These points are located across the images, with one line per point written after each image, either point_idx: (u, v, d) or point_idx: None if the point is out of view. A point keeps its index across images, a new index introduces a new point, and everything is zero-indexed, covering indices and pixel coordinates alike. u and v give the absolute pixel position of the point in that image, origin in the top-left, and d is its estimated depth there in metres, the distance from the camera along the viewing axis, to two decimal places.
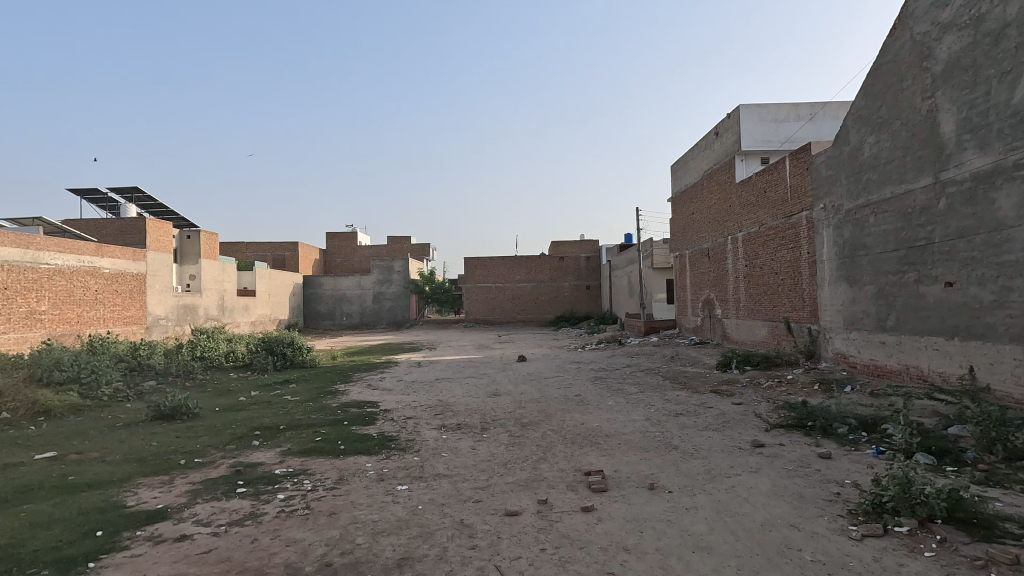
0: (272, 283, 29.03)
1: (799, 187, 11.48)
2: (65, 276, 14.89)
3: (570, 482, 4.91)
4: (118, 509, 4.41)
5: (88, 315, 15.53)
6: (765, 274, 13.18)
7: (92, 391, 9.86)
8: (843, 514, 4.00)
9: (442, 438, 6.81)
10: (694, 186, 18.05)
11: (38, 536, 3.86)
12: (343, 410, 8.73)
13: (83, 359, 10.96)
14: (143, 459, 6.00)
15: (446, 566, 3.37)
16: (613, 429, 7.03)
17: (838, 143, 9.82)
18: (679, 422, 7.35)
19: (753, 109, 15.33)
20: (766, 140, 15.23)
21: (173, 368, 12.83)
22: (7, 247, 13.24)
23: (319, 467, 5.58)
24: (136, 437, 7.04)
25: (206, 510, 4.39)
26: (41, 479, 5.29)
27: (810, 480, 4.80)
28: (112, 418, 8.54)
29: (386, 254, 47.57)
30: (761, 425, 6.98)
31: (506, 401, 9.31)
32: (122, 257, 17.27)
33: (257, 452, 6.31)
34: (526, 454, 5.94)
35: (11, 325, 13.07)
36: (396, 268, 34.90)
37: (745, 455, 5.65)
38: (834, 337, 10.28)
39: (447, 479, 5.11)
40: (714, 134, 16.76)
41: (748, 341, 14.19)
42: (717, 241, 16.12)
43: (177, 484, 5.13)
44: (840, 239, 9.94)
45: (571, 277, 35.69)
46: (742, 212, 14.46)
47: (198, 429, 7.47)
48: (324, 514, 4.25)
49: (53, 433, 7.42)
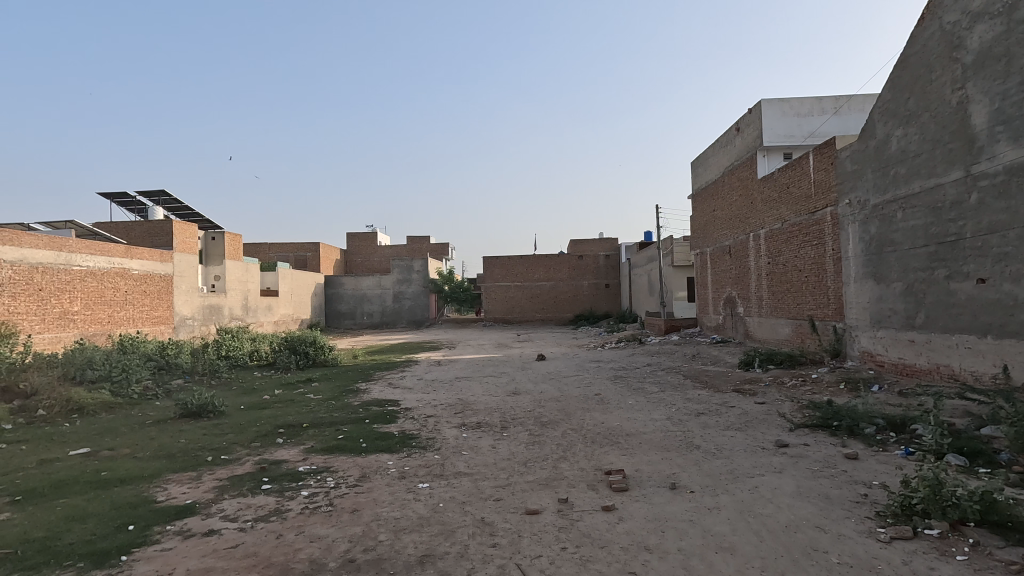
0: (294, 283, 29.47)
1: (823, 183, 11.26)
2: (97, 277, 15.32)
3: (590, 482, 4.88)
4: (149, 505, 4.53)
5: (119, 315, 15.99)
6: (789, 271, 12.93)
7: (123, 390, 10.16)
8: (871, 515, 3.92)
9: (462, 436, 6.82)
10: (714, 183, 17.81)
11: (73, 530, 3.98)
12: (365, 409, 8.82)
13: (114, 359, 11.22)
14: (171, 456, 6.15)
15: (468, 564, 3.38)
16: (634, 428, 6.97)
17: (864, 137, 9.59)
18: (701, 421, 7.26)
19: (774, 103, 15.10)
20: (789, 135, 15.00)
21: (199, 367, 13.09)
22: (41, 250, 13.63)
23: (342, 464, 5.65)
24: (163, 435, 7.19)
25: (233, 506, 4.48)
26: (75, 474, 5.46)
27: (836, 481, 4.71)
28: (141, 415, 8.77)
29: (406, 254, 47.92)
30: (785, 424, 6.87)
31: (525, 400, 9.31)
32: (151, 258, 17.73)
33: (281, 449, 6.42)
34: (546, 454, 5.92)
35: (46, 325, 13.50)
36: (416, 268, 35.08)
37: (769, 455, 5.57)
38: (860, 336, 10.06)
39: (468, 477, 5.13)
40: (735, 129, 16.52)
41: (771, 340, 13.94)
42: (739, 238, 15.91)
43: (205, 479, 5.25)
44: (866, 236, 9.71)
45: (590, 276, 35.60)
46: (765, 208, 14.20)
47: (223, 427, 7.61)
48: (347, 511, 4.30)
49: (86, 430, 7.66)
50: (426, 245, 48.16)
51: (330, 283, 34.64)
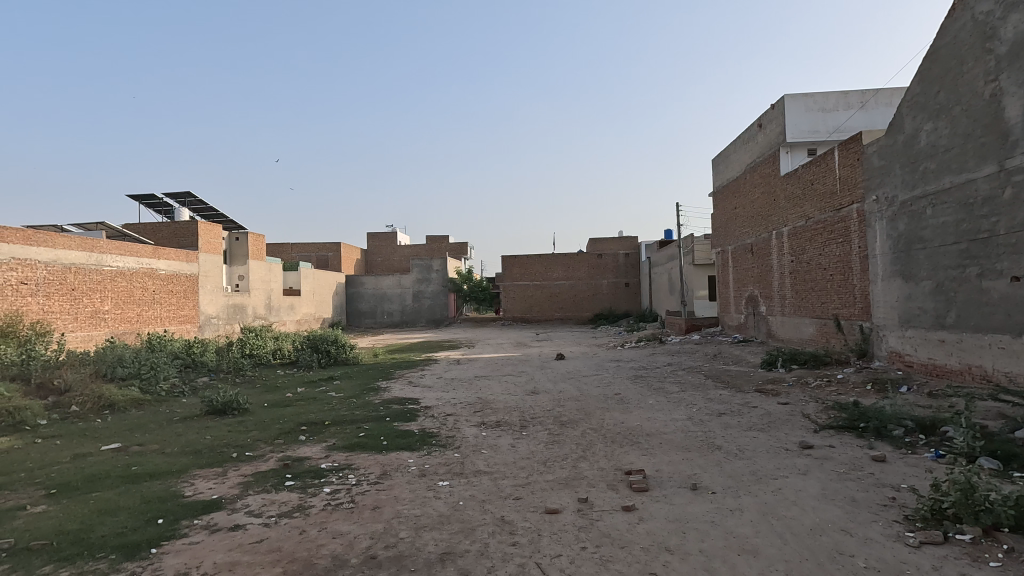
0: (316, 283, 29.91)
1: (849, 179, 11.02)
2: (126, 277, 15.73)
3: (610, 482, 4.86)
4: (177, 499, 4.65)
5: (147, 315, 16.40)
6: (813, 269, 12.69)
7: (151, 387, 10.43)
8: (899, 519, 3.83)
9: (481, 435, 6.85)
10: (736, 180, 17.58)
11: (106, 522, 4.10)
12: (385, 406, 8.93)
13: (143, 356, 11.53)
14: (198, 452, 6.29)
15: (488, 562, 3.39)
16: (654, 428, 6.91)
17: (892, 132, 9.36)
18: (723, 421, 7.19)
19: (798, 98, 14.82)
20: (813, 130, 14.72)
21: (224, 365, 13.36)
22: (73, 251, 14.04)
23: (363, 462, 5.71)
24: (189, 432, 7.34)
25: (257, 502, 4.56)
26: (107, 469, 5.62)
27: (863, 483, 4.61)
28: (169, 411, 9.00)
29: (425, 253, 48.24)
30: (810, 426, 6.74)
31: (544, 399, 9.29)
32: (178, 259, 18.15)
33: (303, 446, 6.52)
34: (566, 453, 5.91)
35: (78, 324, 13.92)
36: (435, 267, 35.28)
37: (793, 457, 5.48)
38: (888, 335, 9.83)
39: (487, 476, 5.14)
40: (757, 126, 16.24)
41: (795, 339, 13.71)
42: (761, 236, 15.66)
43: (230, 475, 5.36)
44: (894, 233, 9.48)
45: (610, 274, 35.41)
46: (788, 205, 13.95)
47: (247, 424, 7.74)
48: (368, 508, 4.35)
49: (117, 425, 7.89)
50: (445, 245, 48.27)
51: (351, 282, 35.02)
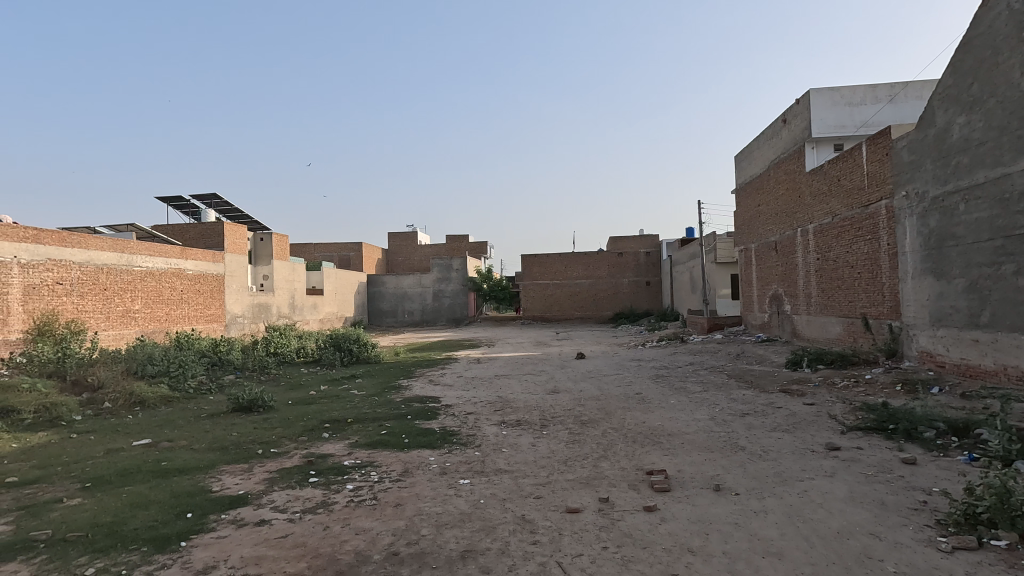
0: (339, 282, 30.29)
1: (877, 174, 10.76)
2: (156, 277, 16.14)
3: (631, 482, 4.83)
4: (205, 494, 4.76)
5: (175, 314, 16.82)
6: (840, 267, 12.42)
7: (180, 384, 10.69)
8: (931, 524, 3.73)
9: (502, 433, 6.86)
10: (759, 176, 17.28)
11: (137, 515, 4.22)
12: (407, 405, 9.01)
13: (171, 355, 11.82)
14: (224, 448, 6.43)
15: (509, 561, 3.40)
16: (676, 428, 6.85)
17: (923, 125, 9.11)
18: (747, 422, 7.08)
19: (824, 92, 14.52)
20: (840, 125, 14.40)
21: (249, 363, 13.63)
22: (105, 252, 14.44)
23: (385, 459, 5.77)
24: (216, 429, 7.51)
25: (282, 498, 4.65)
26: (138, 463, 5.79)
27: (892, 486, 4.50)
28: (197, 408, 9.21)
29: (446, 253, 48.53)
30: (837, 427, 6.60)
31: (564, 398, 9.27)
32: (205, 259, 18.56)
33: (327, 443, 6.61)
34: (587, 452, 5.89)
35: (110, 323, 14.34)
36: (455, 267, 35.45)
37: (819, 458, 5.37)
38: (918, 335, 9.57)
39: (508, 475, 5.16)
40: (781, 121, 15.94)
41: (821, 339, 13.43)
42: (786, 234, 15.37)
43: (256, 471, 5.47)
44: (925, 229, 9.22)
45: (630, 273, 35.16)
46: (814, 202, 13.67)
47: (272, 421, 7.89)
48: (390, 505, 4.39)
49: (147, 422, 8.09)
50: (465, 245, 48.48)
51: (372, 281, 35.40)
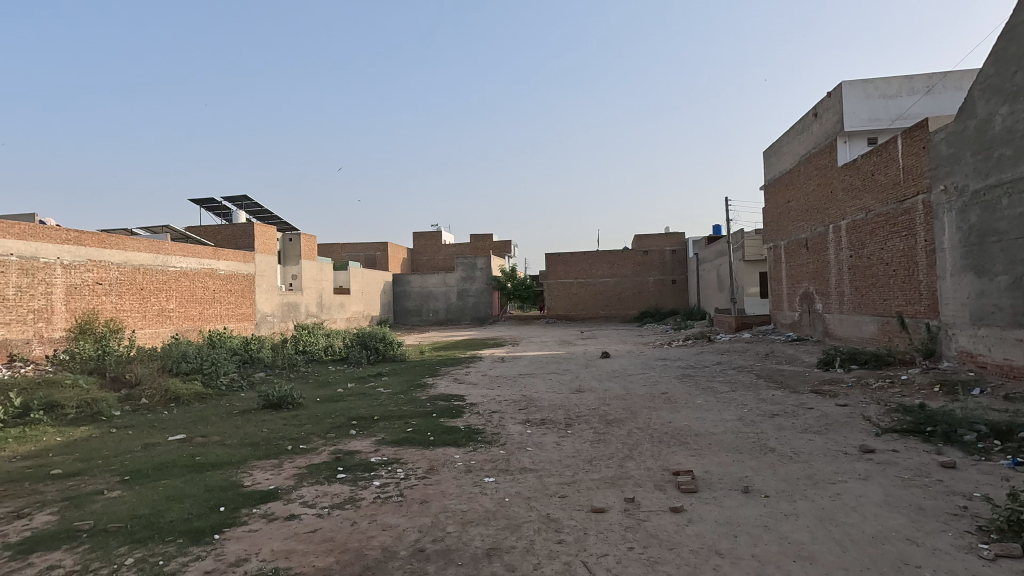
0: (365, 281, 30.71)
1: (914, 168, 10.42)
2: (189, 277, 16.60)
3: (657, 482, 4.79)
4: (237, 488, 4.88)
5: (208, 313, 17.29)
6: (874, 264, 12.07)
7: (213, 380, 10.99)
8: (972, 530, 3.59)
9: (527, 432, 6.87)
10: (789, 172, 16.90)
11: (173, 508, 4.36)
12: (432, 402, 9.09)
13: (205, 352, 12.15)
14: (256, 444, 6.59)
15: (534, 559, 3.40)
16: (703, 428, 6.75)
17: (963, 117, 8.79)
18: (776, 423, 6.94)
19: (857, 84, 14.12)
20: (873, 118, 13.98)
21: (279, 361, 13.93)
22: (141, 253, 14.90)
23: (411, 456, 5.84)
24: (248, 425, 7.69)
25: (311, 493, 4.74)
26: (174, 458, 5.97)
27: (930, 491, 4.35)
28: (229, 405, 9.46)
29: (470, 252, 48.80)
30: (871, 429, 6.42)
31: (589, 397, 9.21)
32: (236, 259, 19.02)
33: (354, 440, 6.72)
34: (612, 452, 5.85)
35: (147, 322, 14.82)
36: (479, 266, 35.59)
37: (852, 461, 5.23)
38: (958, 334, 9.23)
39: (533, 473, 5.16)
40: (812, 115, 15.55)
41: (854, 338, 13.07)
42: (817, 230, 14.99)
43: (285, 467, 5.59)
44: (965, 225, 8.89)
45: (656, 271, 34.78)
46: (846, 198, 13.31)
47: (301, 418, 8.05)
48: (416, 501, 4.44)
49: (182, 418, 8.35)
50: (489, 244, 48.64)
51: (398, 280, 35.77)
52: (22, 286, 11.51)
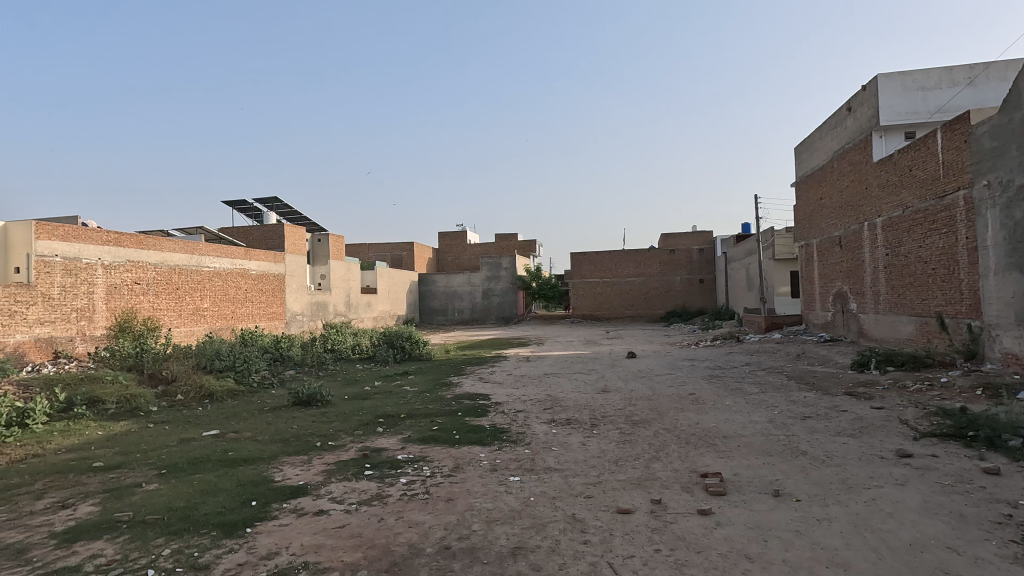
0: (391, 281, 31.08)
1: (954, 163, 10.05)
2: (222, 277, 17.05)
3: (684, 484, 4.73)
4: (268, 483, 5.00)
5: (240, 312, 17.73)
6: (912, 263, 11.67)
7: (245, 378, 11.28)
8: (1018, 540, 3.44)
9: (552, 432, 6.85)
10: (822, 168, 16.48)
11: (207, 501, 4.49)
12: (457, 401, 9.15)
13: (237, 350, 12.48)
14: (286, 440, 6.73)
15: (559, 559, 3.39)
16: (732, 430, 6.63)
17: (1007, 109, 8.44)
18: (808, 425, 6.77)
19: (893, 77, 13.67)
20: (911, 111, 13.52)
21: (308, 359, 14.21)
22: (176, 254, 15.34)
23: (437, 454, 5.89)
24: (278, 421, 7.86)
25: (339, 489, 4.82)
26: (208, 453, 6.15)
27: (972, 498, 4.19)
28: (260, 402, 9.69)
29: (495, 252, 48.93)
30: (909, 433, 6.20)
31: (614, 397, 9.14)
32: (267, 259, 19.45)
33: (381, 437, 6.81)
34: (638, 452, 5.80)
35: (182, 320, 15.29)
36: (504, 265, 35.64)
37: (888, 466, 5.06)
38: (1002, 335, 8.86)
39: (558, 473, 5.14)
40: (846, 109, 15.12)
41: (890, 338, 12.67)
42: (851, 228, 14.57)
43: (315, 463, 5.70)
44: (1010, 221, 8.53)
45: (683, 271, 34.30)
46: (882, 194, 12.90)
47: (329, 415, 8.19)
48: (442, 499, 4.48)
49: (216, 414, 8.58)
50: (514, 243, 48.69)
51: (424, 280, 36.11)
52: (65, 286, 12.00)
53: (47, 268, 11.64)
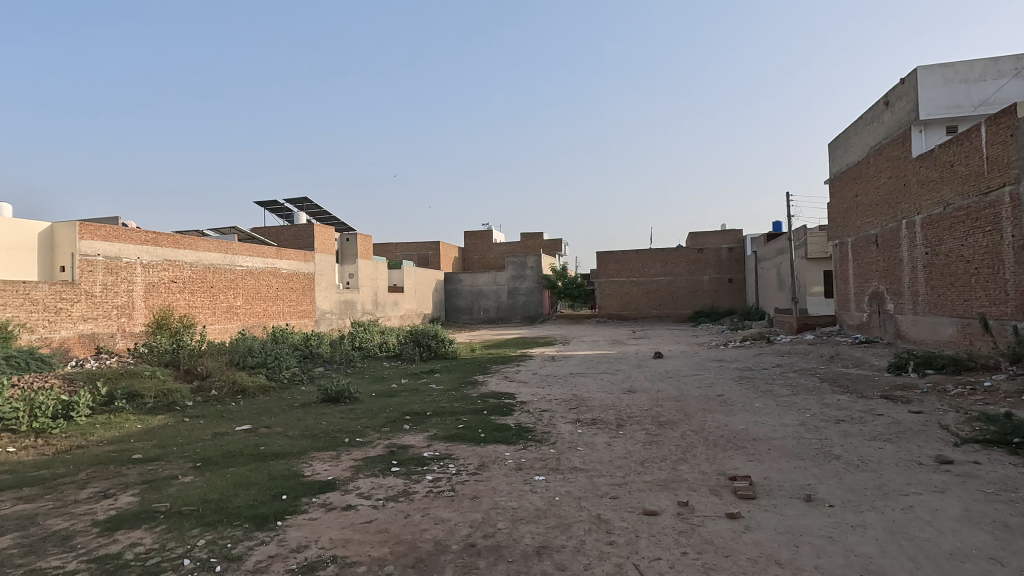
0: (418, 280, 31.37)
1: (1000, 157, 9.64)
2: (254, 276, 17.46)
3: (712, 486, 4.65)
4: (298, 478, 5.11)
5: (271, 310, 18.14)
6: (953, 262, 11.24)
7: (276, 374, 11.55)
8: None
9: (577, 432, 6.82)
10: (857, 164, 15.99)
11: (240, 494, 4.61)
12: (483, 400, 9.19)
13: (268, 347, 12.78)
14: (315, 436, 6.87)
15: (584, 560, 3.37)
16: (762, 433, 6.50)
17: None
18: (842, 429, 6.59)
19: (934, 69, 13.15)
20: (953, 105, 12.99)
21: (337, 357, 14.45)
22: (211, 253, 15.77)
23: (462, 452, 5.93)
24: (308, 417, 8.02)
25: (367, 485, 4.89)
26: (240, 447, 6.31)
27: (1017, 508, 4.01)
28: (291, 398, 9.91)
29: (521, 251, 48.91)
30: (949, 438, 5.98)
31: (641, 398, 9.06)
32: (297, 258, 19.85)
33: (408, 435, 6.89)
34: (665, 454, 5.74)
35: (216, 318, 15.72)
36: (529, 264, 35.61)
37: (927, 472, 4.89)
38: None
39: (583, 473, 5.12)
40: (884, 103, 14.63)
41: (930, 340, 12.23)
42: (888, 226, 14.11)
43: (343, 459, 5.80)
44: None
45: (711, 270, 33.73)
46: (922, 191, 12.46)
47: (357, 412, 8.32)
48: (467, 497, 4.50)
49: (248, 409, 8.81)
50: (539, 242, 48.60)
51: (450, 279, 36.36)
52: (107, 284, 12.46)
53: (90, 267, 12.12)
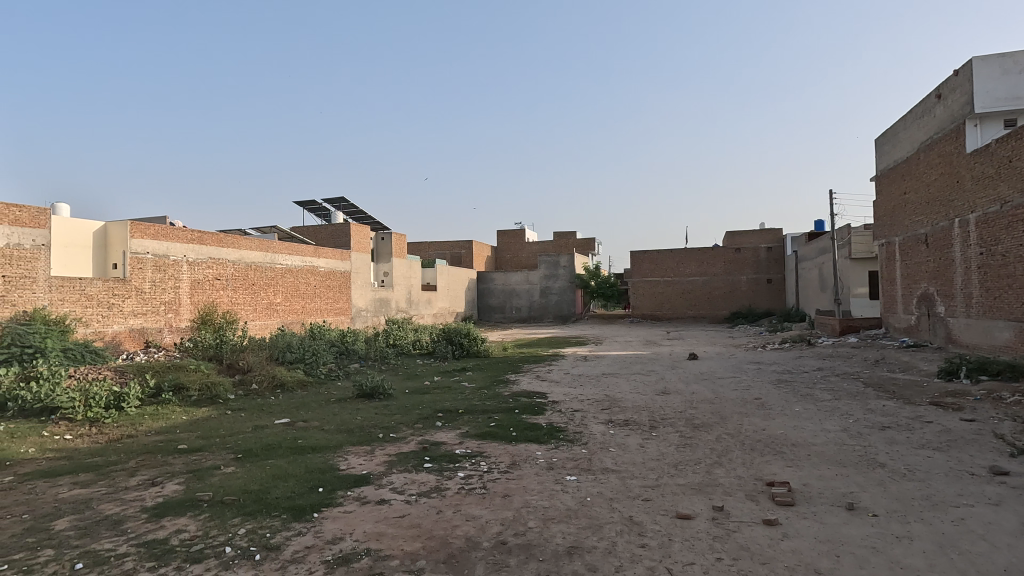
0: (451, 279, 31.63)
1: None
2: (293, 274, 17.94)
3: (749, 491, 4.54)
4: (334, 471, 5.23)
5: (309, 307, 18.60)
6: (1011, 262, 10.66)
7: (313, 369, 11.86)
8: None
9: (609, 432, 6.77)
10: (907, 160, 15.31)
11: (279, 486, 4.74)
12: (514, 398, 9.21)
13: (306, 343, 13.12)
14: (350, 431, 7.01)
15: (616, 562, 3.34)
16: (802, 438, 6.31)
17: None
18: (888, 436, 6.33)
19: (992, 59, 12.45)
20: (1012, 97, 12.28)
21: (371, 354, 14.73)
22: (252, 251, 16.27)
23: (493, 450, 5.95)
24: (343, 412, 8.19)
25: (400, 480, 4.97)
26: (279, 439, 6.51)
27: None
28: (327, 393, 10.15)
29: (554, 250, 48.72)
30: (1005, 449, 5.67)
31: (675, 400, 8.91)
32: (334, 257, 20.30)
33: (440, 431, 6.96)
34: (699, 457, 5.63)
35: (257, 314, 16.24)
36: (562, 264, 35.46)
37: (980, 483, 4.66)
38: None
39: (615, 474, 5.07)
40: (936, 97, 13.96)
41: (985, 345, 11.62)
42: (940, 225, 13.47)
43: (377, 453, 5.91)
44: None
45: (749, 270, 32.90)
46: (977, 188, 11.84)
47: (391, 408, 8.45)
48: (499, 495, 4.52)
49: (286, 403, 9.07)
50: (573, 241, 48.33)
51: (482, 278, 36.54)
52: (155, 281, 13.01)
53: (140, 265, 12.68)
